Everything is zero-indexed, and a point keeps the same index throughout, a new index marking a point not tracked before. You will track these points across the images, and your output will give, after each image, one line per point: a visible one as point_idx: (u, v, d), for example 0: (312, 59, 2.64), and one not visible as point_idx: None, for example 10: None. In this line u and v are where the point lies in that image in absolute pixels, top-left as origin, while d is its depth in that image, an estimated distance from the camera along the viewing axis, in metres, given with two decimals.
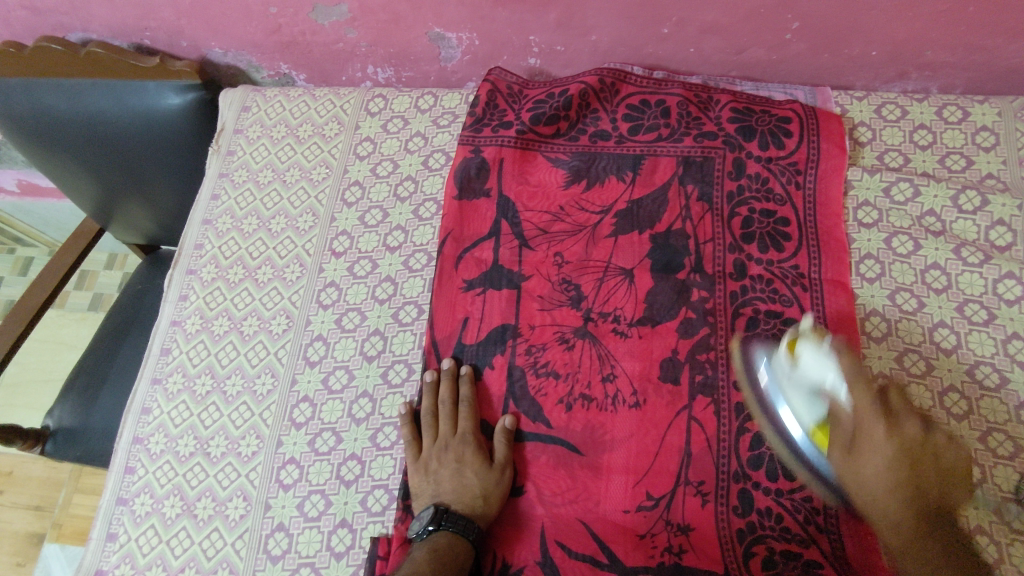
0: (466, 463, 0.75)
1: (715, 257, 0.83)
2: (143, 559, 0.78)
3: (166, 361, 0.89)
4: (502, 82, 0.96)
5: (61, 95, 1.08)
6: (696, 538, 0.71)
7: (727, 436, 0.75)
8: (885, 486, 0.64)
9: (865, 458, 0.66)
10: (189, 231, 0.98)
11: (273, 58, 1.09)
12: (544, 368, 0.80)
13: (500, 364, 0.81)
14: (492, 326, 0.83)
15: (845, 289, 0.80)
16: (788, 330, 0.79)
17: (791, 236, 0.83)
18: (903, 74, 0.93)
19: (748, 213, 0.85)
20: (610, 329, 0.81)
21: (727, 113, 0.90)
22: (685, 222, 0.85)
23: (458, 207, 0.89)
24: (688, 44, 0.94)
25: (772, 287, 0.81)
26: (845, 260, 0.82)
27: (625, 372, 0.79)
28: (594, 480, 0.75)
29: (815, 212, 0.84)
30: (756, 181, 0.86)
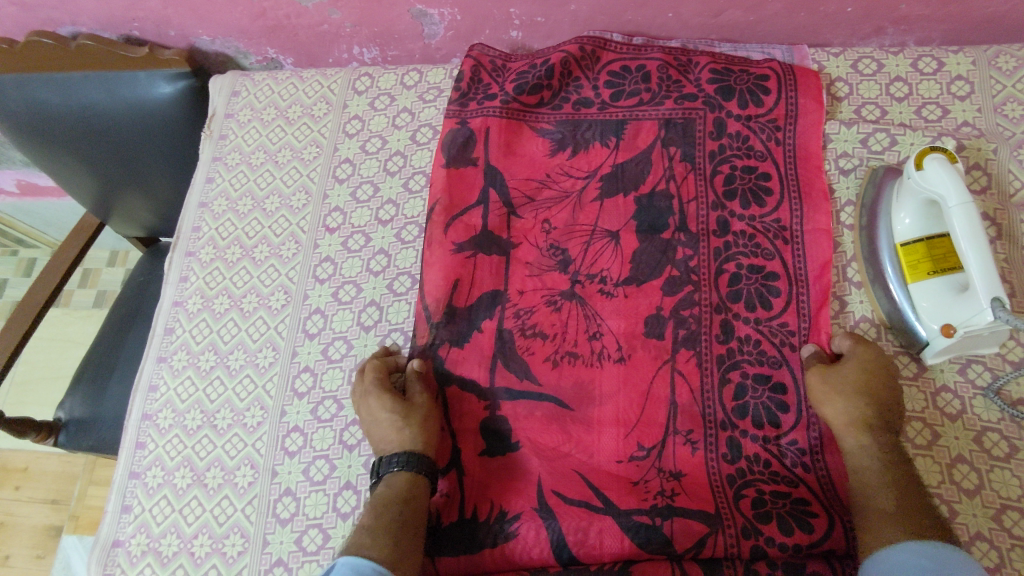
0: (378, 410, 0.77)
1: (698, 216, 0.85)
2: (157, 528, 0.81)
3: (170, 340, 0.92)
4: (483, 56, 0.97)
5: (54, 90, 1.09)
6: (688, 484, 0.74)
7: (712, 386, 0.77)
8: (853, 393, 0.71)
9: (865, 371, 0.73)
10: (186, 214, 1.00)
11: (260, 43, 1.11)
12: (532, 329, 0.82)
13: (489, 328, 0.83)
14: (485, 288, 0.84)
15: (826, 236, 0.82)
16: (770, 282, 0.81)
17: (772, 191, 0.85)
18: (879, 29, 0.95)
19: (730, 170, 0.86)
20: (596, 290, 0.83)
21: (707, 73, 0.91)
22: (669, 183, 0.87)
23: (446, 175, 0.90)
24: (666, 10, 0.95)
25: (754, 242, 0.83)
26: (826, 210, 0.84)
27: (611, 330, 0.81)
28: (586, 432, 0.77)
29: (796, 168, 0.86)
30: (737, 141, 0.87)
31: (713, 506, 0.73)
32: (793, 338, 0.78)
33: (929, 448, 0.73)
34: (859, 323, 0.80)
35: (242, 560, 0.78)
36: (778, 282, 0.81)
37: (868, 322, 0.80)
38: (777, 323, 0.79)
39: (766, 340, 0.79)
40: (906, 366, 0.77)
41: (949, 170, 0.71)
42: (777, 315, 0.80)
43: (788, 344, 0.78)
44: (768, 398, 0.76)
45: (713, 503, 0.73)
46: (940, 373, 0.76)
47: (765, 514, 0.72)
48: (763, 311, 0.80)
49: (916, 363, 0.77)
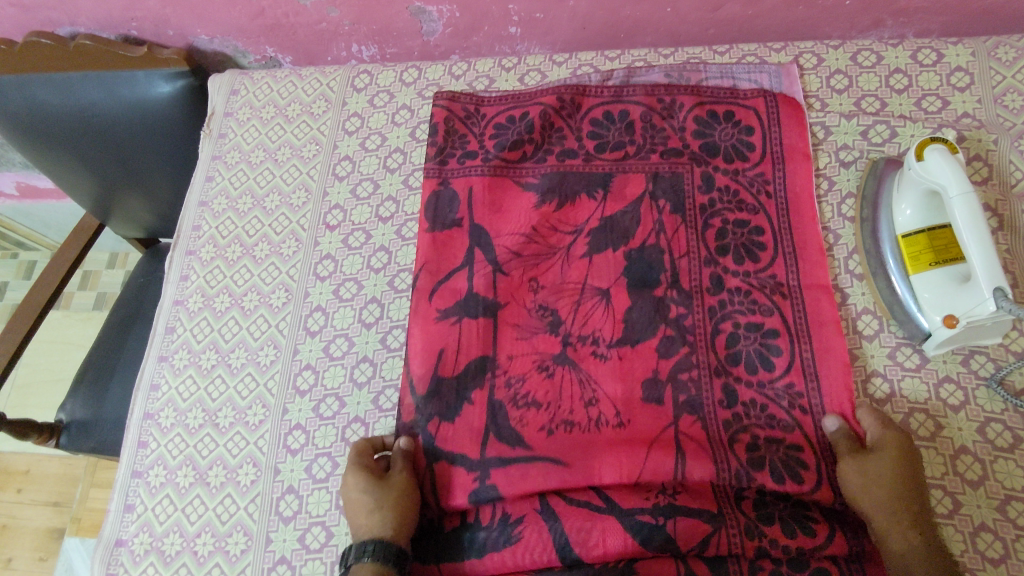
0: (353, 490, 0.75)
1: (691, 272, 0.82)
2: (160, 527, 0.81)
3: (171, 339, 0.92)
4: (456, 103, 0.95)
5: (54, 90, 1.09)
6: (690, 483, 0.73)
7: (707, 373, 0.77)
8: (888, 486, 0.68)
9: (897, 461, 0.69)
10: (186, 213, 1.00)
11: (258, 41, 1.11)
12: (525, 398, 0.78)
13: (479, 398, 0.78)
14: (471, 356, 0.80)
15: (826, 289, 0.79)
16: (770, 339, 0.78)
17: (767, 246, 0.82)
18: (878, 22, 0.95)
19: (721, 224, 0.84)
20: (590, 353, 0.80)
21: (693, 122, 0.89)
22: (659, 237, 0.84)
23: (431, 238, 0.87)
24: (665, 5, 0.95)
25: (751, 298, 0.80)
26: (825, 265, 0.81)
27: (607, 395, 0.77)
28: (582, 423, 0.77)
29: (792, 218, 0.83)
30: (727, 194, 0.85)
31: (716, 506, 0.71)
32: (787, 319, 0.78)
33: (933, 440, 0.73)
34: (862, 315, 0.79)
35: (245, 558, 0.77)
36: (776, 316, 0.79)
37: (870, 314, 0.79)
38: (781, 385, 0.76)
39: (761, 321, 0.79)
40: (909, 356, 0.77)
41: (949, 159, 0.71)
42: (767, 289, 0.80)
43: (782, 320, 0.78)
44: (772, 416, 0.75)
45: (716, 504, 0.71)
46: (944, 365, 0.75)
47: (768, 517, 0.71)
48: (765, 373, 0.77)
49: (919, 353, 0.76)
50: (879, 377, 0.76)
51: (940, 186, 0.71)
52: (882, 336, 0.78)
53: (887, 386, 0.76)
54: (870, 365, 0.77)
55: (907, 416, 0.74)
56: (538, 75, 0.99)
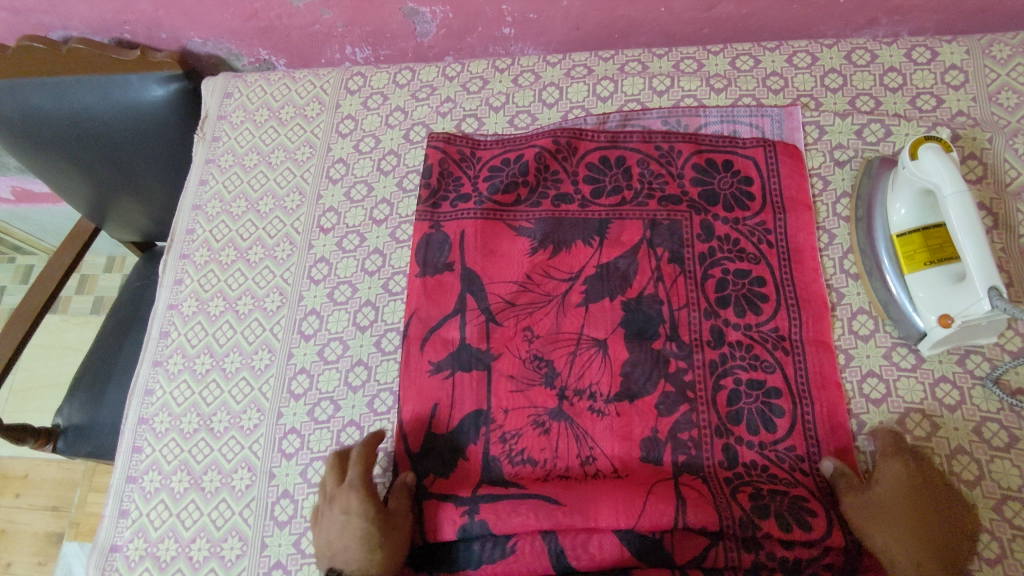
0: (351, 513, 0.70)
1: (690, 324, 0.80)
2: (155, 532, 0.81)
3: (165, 344, 0.91)
4: (452, 145, 0.94)
5: (47, 94, 1.09)
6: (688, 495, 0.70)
7: (705, 396, 0.77)
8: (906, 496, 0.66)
9: (911, 521, 0.65)
10: (179, 216, 1.00)
11: (252, 44, 1.11)
12: (520, 452, 0.76)
13: (473, 454, 0.76)
14: (466, 412, 0.78)
15: (828, 347, 0.78)
16: (773, 399, 0.76)
17: (768, 297, 0.80)
18: (873, 20, 0.95)
19: (722, 274, 0.82)
20: (586, 409, 0.77)
21: (691, 169, 0.88)
22: (658, 285, 0.82)
23: (423, 284, 0.85)
24: (658, 4, 0.95)
25: (753, 353, 0.78)
26: (826, 319, 0.79)
27: (605, 453, 0.75)
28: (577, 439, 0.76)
29: (792, 265, 0.82)
30: (728, 243, 0.84)
31: (718, 526, 0.68)
32: (784, 341, 0.78)
33: (928, 440, 0.72)
34: (858, 315, 0.79)
35: (240, 563, 0.77)
36: (777, 352, 0.78)
37: (866, 314, 0.79)
38: (783, 448, 0.74)
39: (758, 345, 0.78)
40: (905, 356, 0.76)
41: (943, 158, 0.70)
42: (767, 320, 0.79)
43: (780, 348, 0.78)
44: (762, 414, 0.75)
45: (719, 524, 0.68)
46: (939, 365, 0.75)
47: None
48: (767, 434, 0.75)
49: (915, 353, 0.76)
50: (875, 376, 0.76)
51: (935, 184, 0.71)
52: (878, 336, 0.78)
53: (882, 386, 0.76)
54: (866, 365, 0.77)
55: (903, 416, 0.74)
56: (532, 77, 0.99)
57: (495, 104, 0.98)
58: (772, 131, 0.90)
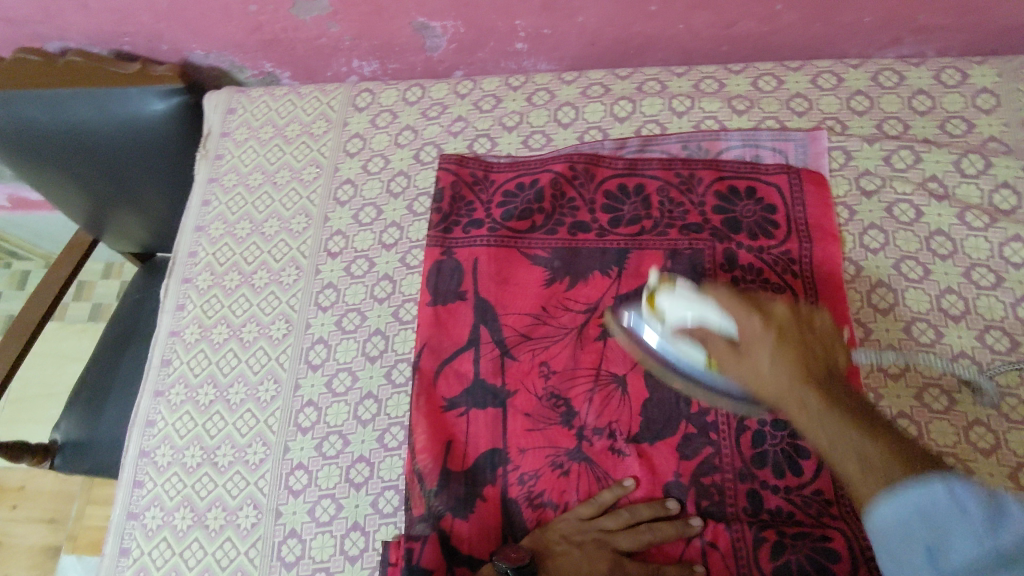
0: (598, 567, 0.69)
1: None
2: (157, 572, 0.78)
3: (167, 372, 0.88)
4: (465, 168, 0.91)
5: (42, 108, 1.05)
6: (712, 564, 0.69)
7: (728, 437, 0.74)
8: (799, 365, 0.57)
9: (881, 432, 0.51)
10: (182, 238, 0.96)
11: (256, 57, 1.07)
12: (540, 497, 0.74)
13: (492, 495, 0.75)
14: (480, 450, 0.76)
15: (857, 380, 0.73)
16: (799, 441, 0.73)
17: None
18: (899, 39, 0.91)
19: None
20: (606, 448, 0.75)
21: (712, 197, 0.86)
22: None
23: (434, 313, 0.83)
24: (678, 21, 0.92)
25: None
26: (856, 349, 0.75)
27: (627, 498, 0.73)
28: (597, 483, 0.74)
29: (820, 295, 0.79)
30: (751, 273, 0.81)
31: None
32: None
33: None
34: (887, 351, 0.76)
35: None
36: None
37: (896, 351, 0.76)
38: (809, 493, 0.71)
39: None
40: (937, 398, 0.73)
41: (677, 298, 0.65)
42: None
43: None
44: (784, 448, 0.73)
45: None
46: (973, 408, 0.72)
47: (785, 563, 0.67)
48: (793, 477, 0.72)
49: (948, 395, 0.73)
50: (906, 418, 0.72)
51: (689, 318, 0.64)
52: (910, 374, 0.74)
53: (915, 427, 0.72)
54: (896, 405, 0.73)
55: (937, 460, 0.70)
56: (547, 96, 0.96)
57: (509, 124, 0.95)
58: (797, 156, 0.87)
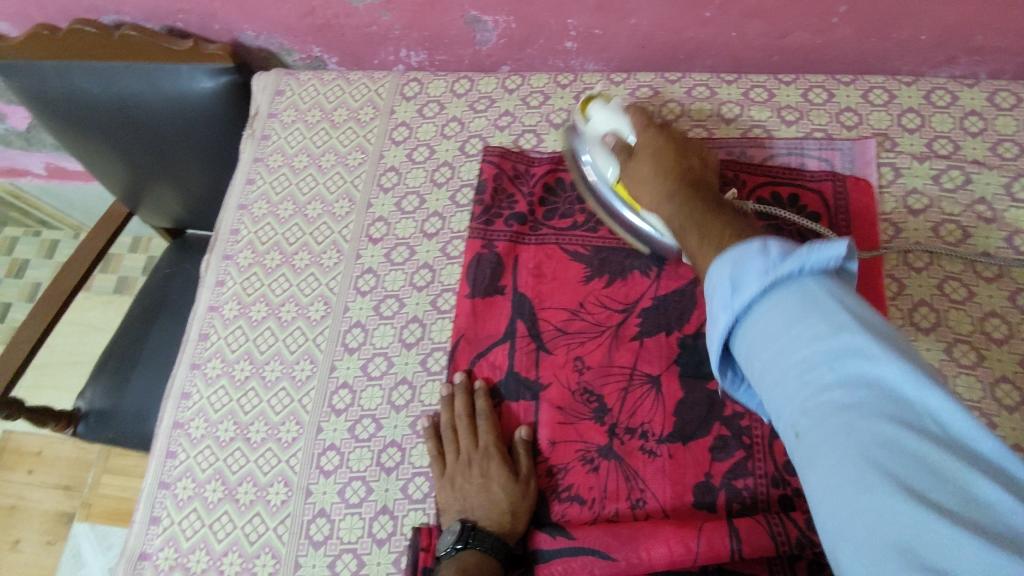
0: (491, 477, 0.74)
1: None
2: (186, 542, 0.79)
3: (205, 347, 0.89)
4: (507, 161, 0.92)
5: (94, 79, 1.07)
6: (745, 546, 0.66)
7: (761, 442, 0.73)
8: (672, 192, 0.70)
9: (728, 241, 0.57)
10: (226, 215, 0.98)
11: (305, 41, 1.08)
12: (568, 492, 0.74)
13: None
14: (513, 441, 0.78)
15: None
16: None
17: None
18: (952, 59, 0.91)
19: None
20: (637, 448, 0.75)
21: (755, 203, 0.86)
22: None
23: (472, 305, 0.84)
24: (731, 28, 0.91)
25: None
26: None
27: (656, 497, 0.72)
28: (625, 482, 0.73)
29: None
30: None
31: (773, 550, 0.65)
32: None
33: None
34: None
35: None
36: None
37: (935, 371, 0.75)
38: None
39: None
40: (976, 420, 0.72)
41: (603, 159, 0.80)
42: None
43: None
44: None
45: (774, 548, 0.65)
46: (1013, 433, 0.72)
47: (818, 525, 0.66)
48: None
49: (987, 418, 0.73)
50: None
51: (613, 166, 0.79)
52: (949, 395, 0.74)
53: None
54: None
55: None
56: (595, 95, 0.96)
57: (556, 121, 0.95)
58: (843, 167, 0.87)
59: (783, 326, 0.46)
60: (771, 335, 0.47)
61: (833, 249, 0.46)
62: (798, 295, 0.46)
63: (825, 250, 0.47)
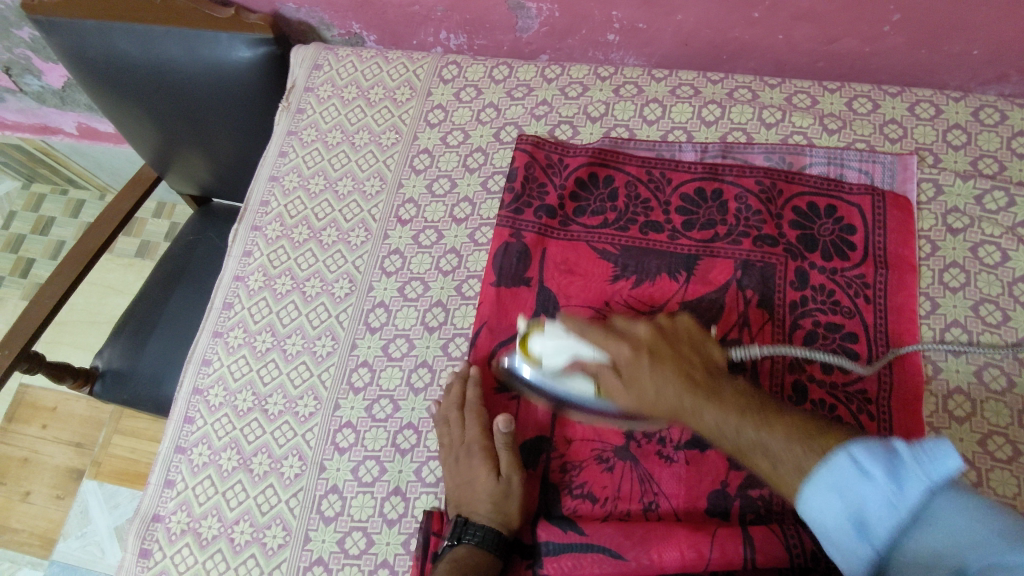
0: (478, 472, 0.73)
1: (773, 375, 0.76)
2: (199, 508, 0.80)
3: (228, 316, 0.90)
4: (541, 151, 0.91)
5: (133, 41, 1.07)
6: (760, 556, 0.65)
7: None
8: (672, 381, 0.65)
9: (779, 418, 0.59)
10: (256, 186, 0.98)
11: (346, 17, 1.08)
12: (581, 488, 0.74)
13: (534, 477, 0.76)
14: (528, 435, 0.77)
15: (916, 417, 0.73)
16: None
17: (859, 355, 0.76)
18: (1004, 76, 0.89)
19: (812, 326, 0.78)
20: (655, 451, 0.74)
21: (790, 212, 0.84)
22: (743, 331, 0.78)
23: (496, 295, 0.83)
24: (778, 30, 0.90)
25: (836, 414, 0.74)
26: (920, 387, 0.74)
27: (670, 501, 0.72)
28: (640, 483, 0.73)
29: (889, 321, 0.78)
30: (822, 293, 0.80)
31: (787, 562, 0.65)
32: (871, 407, 0.74)
33: None
34: (954, 394, 0.74)
35: (282, 554, 0.76)
36: (861, 418, 0.73)
37: (963, 394, 0.74)
38: None
39: (842, 406, 0.74)
40: (1001, 447, 0.71)
41: (559, 333, 0.71)
42: (856, 380, 0.75)
43: (864, 413, 0.74)
44: None
45: (788, 560, 0.65)
46: None
47: None
48: None
49: (1013, 446, 0.71)
50: (966, 462, 0.71)
51: (574, 347, 0.70)
52: (976, 419, 0.73)
53: (973, 473, 0.70)
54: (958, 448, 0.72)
55: None
56: (635, 90, 0.95)
57: (593, 113, 0.94)
58: (883, 180, 0.85)
59: (852, 504, 0.53)
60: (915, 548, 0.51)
61: (948, 463, 0.50)
62: (900, 486, 0.51)
63: (941, 459, 0.50)
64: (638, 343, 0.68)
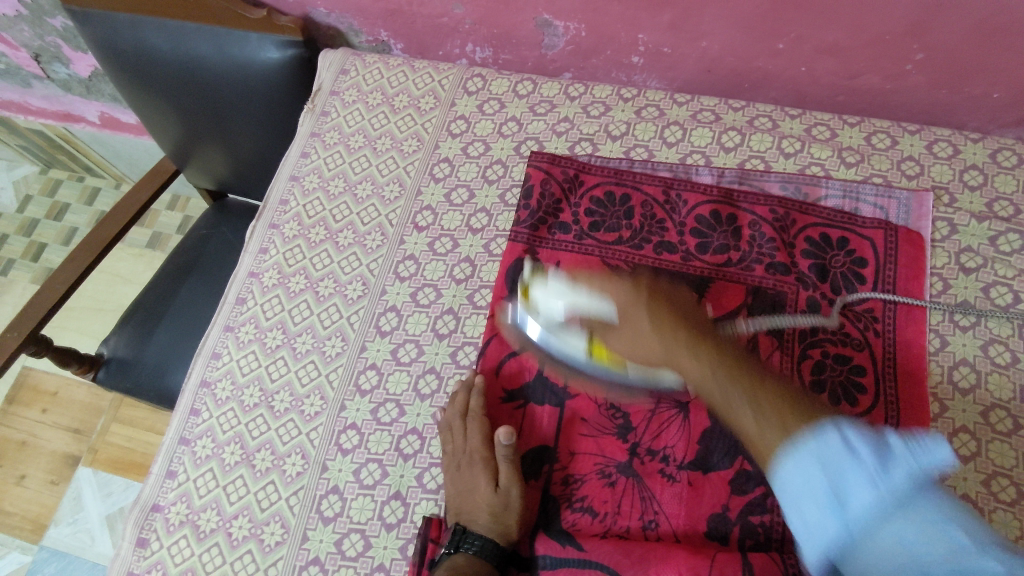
0: (479, 482, 0.73)
1: None
2: (199, 500, 0.80)
3: (240, 311, 0.90)
4: (557, 167, 0.91)
5: (164, 37, 1.09)
6: None
7: None
8: (662, 319, 0.68)
9: (765, 380, 0.60)
10: (276, 184, 0.99)
11: (375, 24, 1.09)
12: (582, 503, 0.74)
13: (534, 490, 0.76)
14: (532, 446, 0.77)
15: None
16: None
17: (867, 389, 0.76)
18: (1022, 121, 0.89)
19: (821, 356, 0.78)
20: (657, 470, 0.74)
21: (803, 241, 0.85)
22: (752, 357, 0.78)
23: (508, 306, 0.83)
24: (801, 63, 0.91)
25: None
26: (926, 424, 0.74)
27: (670, 522, 0.72)
28: (641, 502, 0.73)
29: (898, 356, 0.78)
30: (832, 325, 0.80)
31: None
32: None
33: None
34: (959, 432, 0.74)
35: (278, 551, 0.76)
36: None
37: (968, 433, 0.74)
38: None
39: None
40: (1005, 488, 0.71)
41: (556, 287, 0.76)
42: (863, 414, 0.75)
43: None
44: None
45: None
46: None
47: None
48: None
49: (1017, 488, 0.71)
50: (968, 501, 0.71)
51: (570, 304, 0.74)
52: (980, 459, 0.72)
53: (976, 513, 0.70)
54: (961, 487, 0.71)
55: None
56: (656, 112, 0.96)
57: (614, 132, 0.95)
58: (897, 215, 0.86)
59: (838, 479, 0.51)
60: (888, 541, 0.48)
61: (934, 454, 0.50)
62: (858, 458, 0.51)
63: (931, 451, 0.50)
64: (628, 304, 0.70)
